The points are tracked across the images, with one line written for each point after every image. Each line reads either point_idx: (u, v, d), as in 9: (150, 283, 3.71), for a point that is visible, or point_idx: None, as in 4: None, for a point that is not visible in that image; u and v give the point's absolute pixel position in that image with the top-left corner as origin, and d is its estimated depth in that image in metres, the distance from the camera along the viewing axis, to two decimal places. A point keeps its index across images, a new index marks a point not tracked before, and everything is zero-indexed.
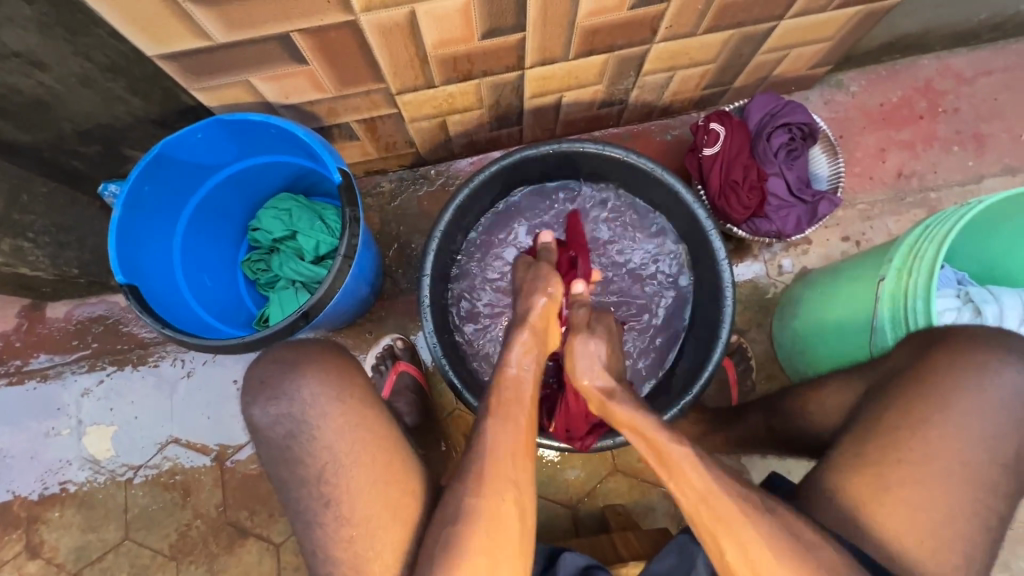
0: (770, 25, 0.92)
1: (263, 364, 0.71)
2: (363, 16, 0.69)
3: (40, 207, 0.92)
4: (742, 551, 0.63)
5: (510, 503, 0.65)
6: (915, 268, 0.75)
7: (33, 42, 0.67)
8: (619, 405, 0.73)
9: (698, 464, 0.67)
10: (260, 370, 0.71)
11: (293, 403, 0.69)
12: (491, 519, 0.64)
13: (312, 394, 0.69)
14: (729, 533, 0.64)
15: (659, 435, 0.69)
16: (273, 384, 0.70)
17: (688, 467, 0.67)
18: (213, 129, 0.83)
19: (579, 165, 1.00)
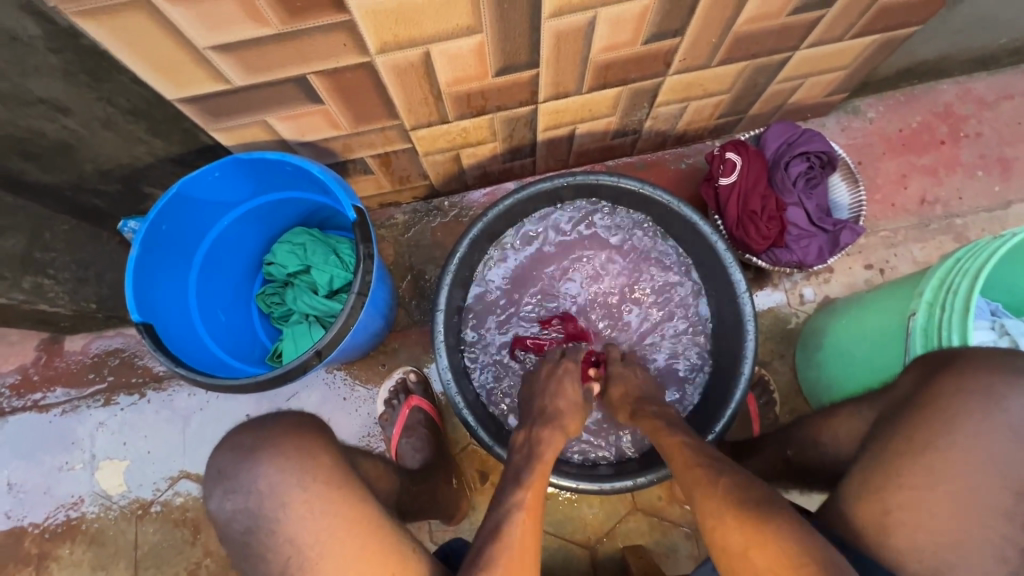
0: (785, 55, 0.92)
1: (222, 453, 0.70)
2: (378, 57, 0.70)
3: (60, 245, 0.93)
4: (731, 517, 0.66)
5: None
6: (949, 303, 0.71)
7: (58, 89, 0.69)
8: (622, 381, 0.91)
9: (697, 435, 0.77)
10: (219, 460, 0.69)
11: (249, 496, 0.67)
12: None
13: (267, 482, 0.66)
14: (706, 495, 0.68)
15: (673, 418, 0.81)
16: (232, 476, 0.67)
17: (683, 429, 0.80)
18: (230, 168, 0.84)
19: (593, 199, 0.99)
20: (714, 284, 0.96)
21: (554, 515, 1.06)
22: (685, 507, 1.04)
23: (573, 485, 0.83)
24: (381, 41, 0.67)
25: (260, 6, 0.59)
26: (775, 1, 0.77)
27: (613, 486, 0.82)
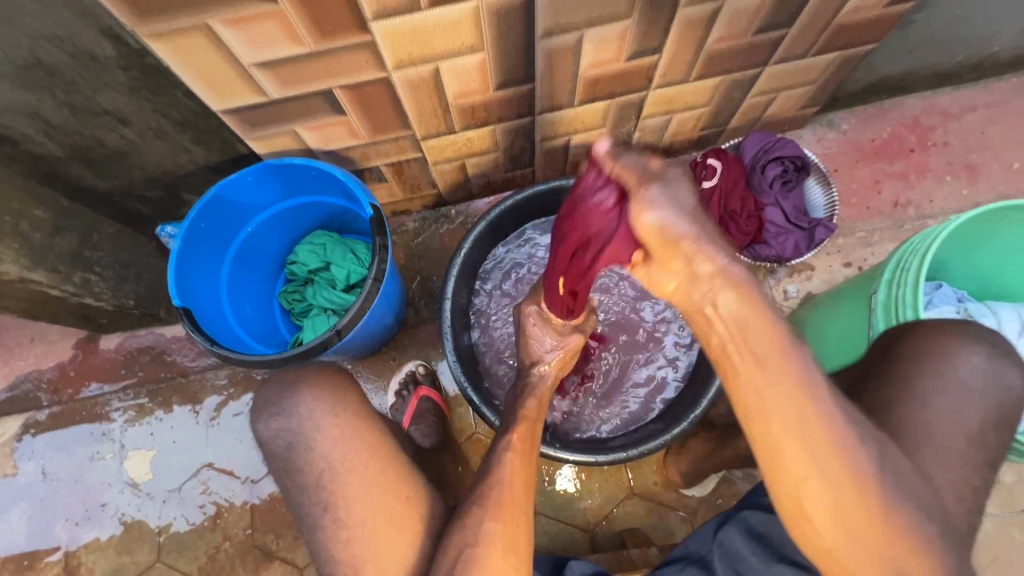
0: (756, 70, 1.02)
1: (270, 386, 0.78)
2: (394, 73, 0.81)
3: (106, 246, 1.04)
4: (830, 476, 0.55)
5: (513, 511, 0.68)
6: (903, 279, 0.79)
7: (122, 102, 0.80)
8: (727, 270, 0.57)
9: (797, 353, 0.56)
10: (267, 391, 0.78)
11: (292, 419, 0.75)
12: (488, 513, 0.67)
13: (308, 409, 0.75)
14: (829, 457, 0.55)
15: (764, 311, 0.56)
16: (277, 402, 0.76)
17: (793, 360, 0.55)
18: (262, 173, 0.95)
19: None
20: None
21: (555, 499, 1.11)
22: (679, 491, 1.09)
23: (569, 457, 0.91)
24: (398, 59, 0.79)
25: (298, 28, 0.70)
26: (740, 21, 0.88)
27: (607, 458, 0.90)
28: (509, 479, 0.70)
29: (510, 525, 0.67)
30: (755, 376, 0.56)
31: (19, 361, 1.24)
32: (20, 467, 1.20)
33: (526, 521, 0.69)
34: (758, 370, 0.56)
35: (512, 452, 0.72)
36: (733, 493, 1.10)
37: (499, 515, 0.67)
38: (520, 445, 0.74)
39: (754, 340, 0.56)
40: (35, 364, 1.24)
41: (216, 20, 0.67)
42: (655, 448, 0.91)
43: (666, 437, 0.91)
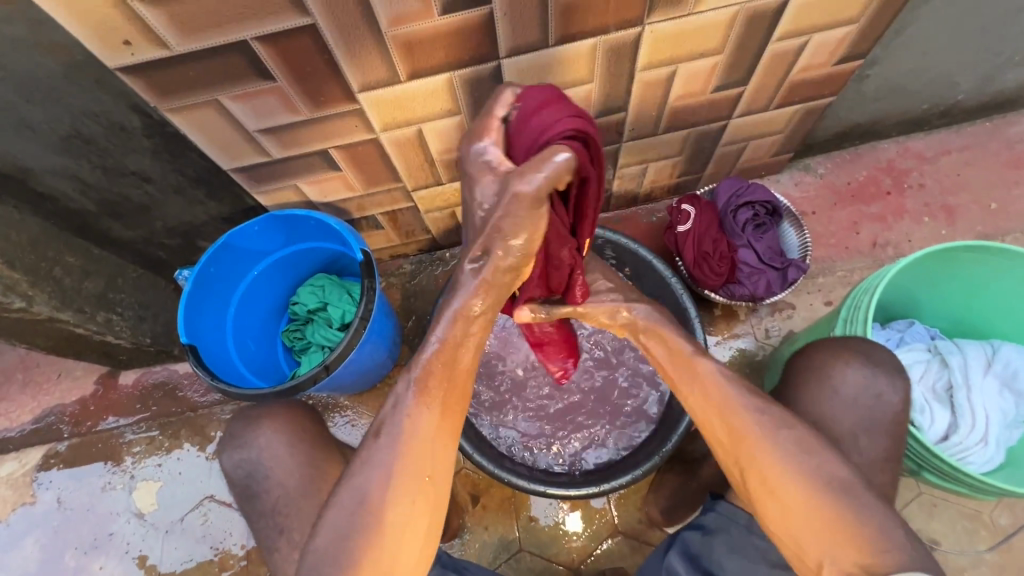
0: (722, 123, 1.10)
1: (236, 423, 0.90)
2: (382, 134, 0.92)
3: (128, 288, 1.15)
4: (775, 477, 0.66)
5: (418, 482, 0.67)
6: (856, 317, 0.84)
7: (146, 163, 0.92)
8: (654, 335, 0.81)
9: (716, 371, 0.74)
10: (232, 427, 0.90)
11: (251, 449, 0.87)
12: (382, 482, 0.66)
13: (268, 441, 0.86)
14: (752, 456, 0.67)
15: (683, 346, 0.78)
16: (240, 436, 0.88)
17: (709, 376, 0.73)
18: (267, 222, 1.05)
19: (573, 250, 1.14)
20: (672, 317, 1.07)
21: (539, 536, 1.13)
22: (663, 529, 1.10)
23: (542, 489, 0.95)
24: (385, 122, 0.89)
25: (295, 100, 0.81)
26: (696, 82, 0.96)
27: (577, 492, 0.93)
28: (415, 441, 0.67)
29: (414, 498, 0.67)
30: (687, 391, 0.75)
31: (45, 395, 1.34)
32: (38, 496, 1.27)
33: (430, 492, 0.68)
34: (700, 392, 0.73)
35: (421, 413, 0.68)
36: None
37: (404, 475, 0.66)
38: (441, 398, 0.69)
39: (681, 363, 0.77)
40: (59, 399, 1.33)
41: (225, 96, 0.78)
42: (624, 484, 0.94)
43: (635, 473, 0.93)
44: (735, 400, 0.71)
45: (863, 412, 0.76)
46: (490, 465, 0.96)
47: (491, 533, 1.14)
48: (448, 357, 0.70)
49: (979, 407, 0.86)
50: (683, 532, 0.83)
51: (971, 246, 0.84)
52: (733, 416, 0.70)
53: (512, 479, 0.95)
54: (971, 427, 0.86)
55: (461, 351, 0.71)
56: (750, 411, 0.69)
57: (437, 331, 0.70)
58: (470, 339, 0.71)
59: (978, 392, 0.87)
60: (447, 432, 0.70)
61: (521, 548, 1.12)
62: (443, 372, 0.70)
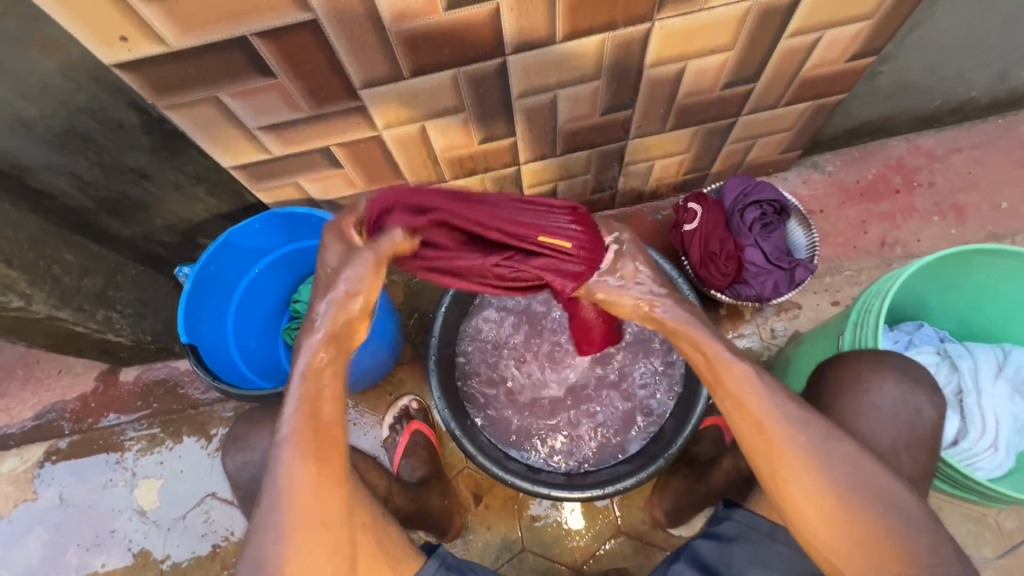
0: (730, 120, 1.08)
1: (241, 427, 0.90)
2: (384, 131, 0.90)
3: (128, 286, 1.14)
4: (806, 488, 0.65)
5: (310, 534, 0.64)
6: (867, 320, 0.82)
7: (144, 160, 0.90)
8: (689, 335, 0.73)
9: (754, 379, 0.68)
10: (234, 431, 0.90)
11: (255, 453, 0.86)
12: (275, 539, 0.63)
13: None
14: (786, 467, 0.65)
15: (717, 351, 0.71)
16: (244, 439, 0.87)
17: (746, 385, 0.68)
18: (268, 220, 1.03)
19: None
20: None
21: (542, 537, 1.12)
22: (667, 531, 1.10)
23: (547, 492, 0.94)
24: (388, 119, 0.87)
25: (296, 97, 0.79)
26: (705, 79, 0.94)
27: (582, 496, 0.93)
28: (296, 495, 0.64)
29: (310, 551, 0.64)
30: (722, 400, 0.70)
31: (46, 392, 1.33)
32: (39, 493, 1.27)
33: (327, 543, 0.65)
34: (739, 403, 0.68)
35: (294, 469, 0.65)
36: None
37: (298, 528, 0.64)
38: (313, 445, 0.66)
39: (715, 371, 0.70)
40: (60, 395, 1.33)
41: (224, 93, 0.76)
42: (630, 486, 0.93)
43: (641, 476, 0.93)
44: (771, 410, 0.67)
45: (874, 417, 0.75)
46: (493, 466, 0.95)
47: (494, 533, 1.14)
48: (311, 409, 0.67)
49: (989, 412, 0.85)
50: (696, 540, 0.83)
51: (985, 249, 0.82)
52: (769, 428, 0.66)
53: (517, 482, 0.94)
54: (981, 432, 0.84)
55: (322, 398, 0.68)
56: (787, 424, 0.66)
57: (293, 388, 0.67)
58: (329, 389, 0.69)
59: (988, 397, 0.85)
60: (330, 479, 0.67)
61: (524, 548, 1.12)
62: (313, 425, 0.67)
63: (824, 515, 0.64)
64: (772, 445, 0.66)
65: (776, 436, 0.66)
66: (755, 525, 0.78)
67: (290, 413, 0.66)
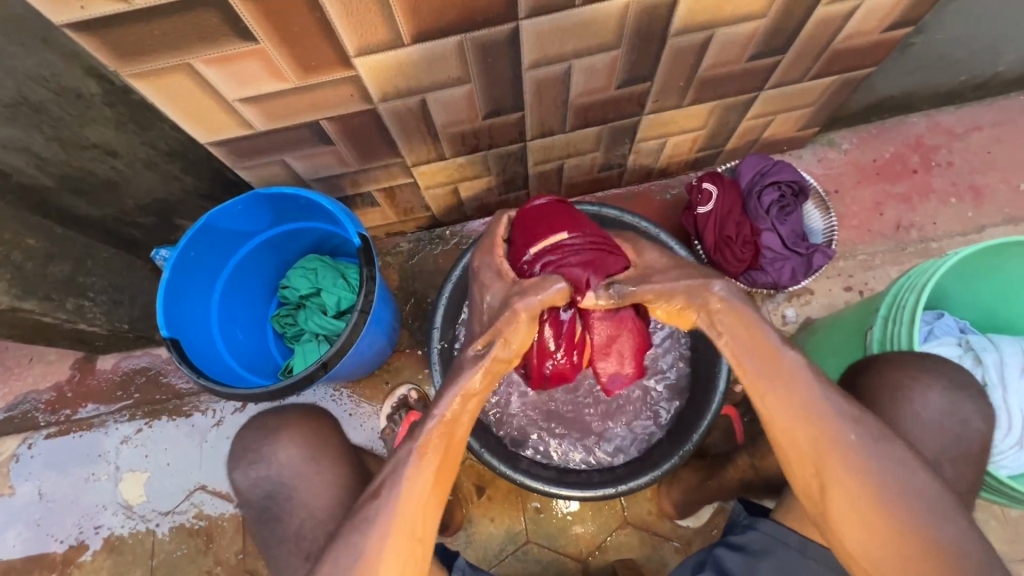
0: (752, 95, 1.01)
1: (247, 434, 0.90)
2: (381, 105, 0.81)
3: (100, 270, 1.05)
4: (851, 498, 0.64)
5: (409, 543, 0.67)
6: (899, 316, 0.77)
7: (110, 135, 0.80)
8: (742, 335, 0.69)
9: (813, 382, 0.66)
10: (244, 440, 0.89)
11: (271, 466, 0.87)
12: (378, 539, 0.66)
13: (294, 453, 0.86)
14: (834, 472, 0.64)
15: (780, 351, 0.68)
16: (257, 449, 0.88)
17: (807, 382, 0.66)
18: (252, 201, 0.94)
19: None
20: None
21: (547, 528, 1.10)
22: (674, 522, 1.08)
23: (557, 491, 0.91)
24: (384, 91, 0.78)
25: (281, 66, 0.70)
26: (732, 49, 0.86)
27: (595, 494, 0.89)
28: (408, 501, 0.67)
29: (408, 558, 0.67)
30: (771, 397, 0.67)
31: (17, 381, 1.25)
32: (16, 487, 1.20)
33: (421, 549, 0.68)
34: (790, 405, 0.66)
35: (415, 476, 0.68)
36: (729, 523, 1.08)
37: (397, 534, 0.67)
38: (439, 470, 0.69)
39: (775, 369, 0.67)
40: (32, 385, 1.25)
41: (198, 60, 0.67)
42: (643, 485, 0.90)
43: (656, 474, 0.90)
44: (828, 409, 0.65)
45: (903, 419, 0.72)
46: (501, 465, 0.91)
47: (498, 525, 1.11)
48: (447, 428, 0.69)
49: (1014, 408, 0.82)
50: (715, 548, 0.81)
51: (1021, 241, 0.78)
52: (824, 429, 0.65)
53: (528, 481, 0.90)
54: (1006, 429, 0.82)
55: (457, 425, 0.70)
56: (844, 426, 0.65)
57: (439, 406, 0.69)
58: (467, 415, 0.71)
59: (1015, 393, 0.83)
60: (436, 502, 0.69)
61: (528, 539, 1.10)
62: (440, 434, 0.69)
63: (868, 525, 0.63)
64: (827, 454, 0.65)
65: (831, 447, 0.65)
66: (780, 536, 0.76)
67: (428, 431, 0.69)
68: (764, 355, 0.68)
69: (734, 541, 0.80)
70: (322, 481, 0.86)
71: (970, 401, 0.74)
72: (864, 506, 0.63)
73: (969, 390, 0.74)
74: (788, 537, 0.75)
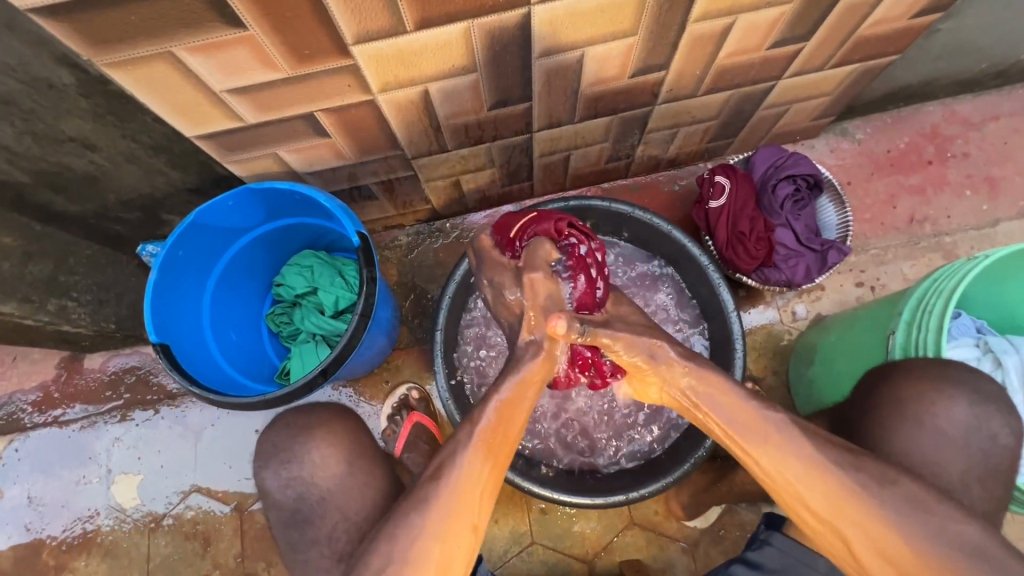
0: (769, 84, 0.96)
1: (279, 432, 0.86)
2: (380, 96, 0.76)
3: (83, 268, 0.99)
4: (867, 536, 0.61)
5: (460, 526, 0.66)
6: (925, 321, 0.75)
7: (87, 128, 0.74)
8: (712, 406, 0.70)
9: (792, 436, 0.66)
10: (274, 438, 0.86)
11: (281, 477, 0.84)
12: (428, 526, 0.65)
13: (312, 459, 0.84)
14: (846, 515, 0.62)
15: (747, 404, 0.69)
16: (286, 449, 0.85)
17: (785, 435, 0.66)
18: (243, 196, 0.89)
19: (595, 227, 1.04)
20: (705, 305, 0.99)
21: (552, 529, 1.08)
22: (681, 522, 1.07)
23: (567, 499, 0.88)
24: (384, 82, 0.73)
25: (272, 54, 0.64)
26: (753, 36, 0.81)
27: (606, 502, 0.87)
28: (463, 485, 0.67)
29: (458, 544, 0.66)
30: (760, 459, 0.66)
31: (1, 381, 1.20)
32: (4, 491, 1.17)
33: (473, 535, 0.67)
34: (778, 461, 0.65)
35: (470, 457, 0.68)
36: (736, 523, 1.07)
37: (457, 517, 0.66)
38: (494, 456, 0.70)
39: (754, 431, 0.67)
40: (17, 385, 1.20)
41: (181, 47, 0.61)
42: (654, 492, 0.88)
43: (667, 481, 0.87)
44: (816, 459, 0.64)
45: None
46: (508, 471, 0.88)
47: (502, 526, 1.09)
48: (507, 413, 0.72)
49: None
50: (731, 565, 0.81)
51: None
52: (821, 476, 0.63)
53: (535, 487, 0.87)
54: None
55: (515, 412, 0.73)
56: (838, 471, 0.63)
57: (500, 389, 0.73)
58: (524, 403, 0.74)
59: None
60: (490, 490, 0.69)
61: (533, 540, 1.08)
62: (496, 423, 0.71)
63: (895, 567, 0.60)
64: (831, 498, 0.62)
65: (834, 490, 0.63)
66: (797, 554, 0.77)
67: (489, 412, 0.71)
68: (742, 420, 0.68)
69: (752, 558, 0.79)
70: (323, 491, 0.83)
71: (994, 409, 0.72)
72: (864, 516, 0.61)
73: (992, 398, 0.72)
74: (806, 556, 0.76)
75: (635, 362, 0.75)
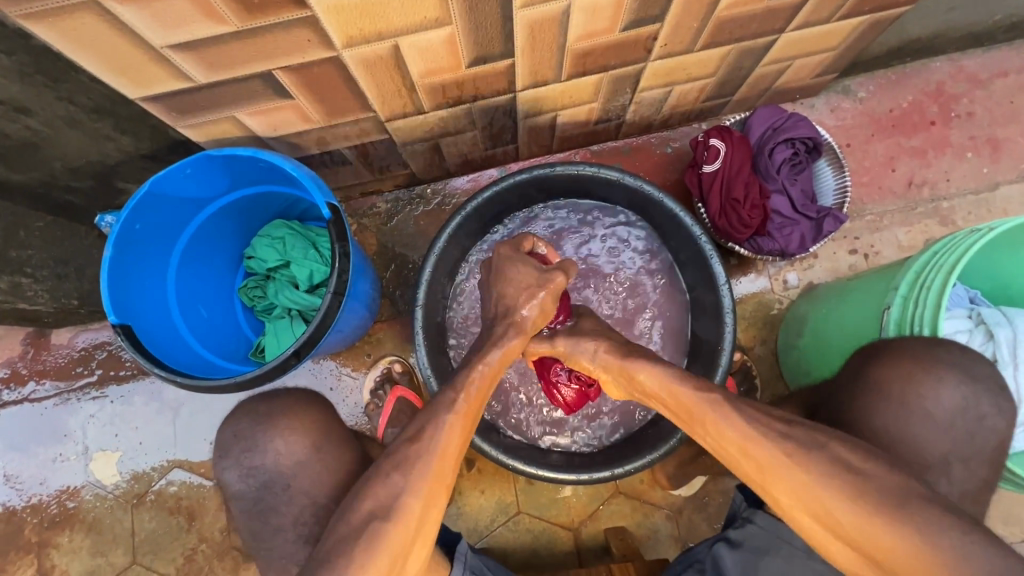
0: (772, 37, 0.89)
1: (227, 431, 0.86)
2: (345, 52, 0.68)
3: (37, 242, 0.92)
4: None
5: (436, 488, 0.65)
6: (922, 298, 0.72)
7: (16, 89, 0.66)
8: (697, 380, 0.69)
9: (728, 411, 0.65)
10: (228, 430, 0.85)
11: (265, 454, 0.83)
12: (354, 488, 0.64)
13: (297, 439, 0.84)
14: (774, 477, 0.61)
15: (680, 387, 0.69)
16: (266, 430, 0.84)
17: (719, 415, 0.65)
18: (202, 164, 0.82)
19: (591, 192, 0.99)
20: (700, 294, 0.96)
21: (539, 498, 1.09)
22: (666, 490, 1.08)
23: (549, 474, 0.86)
24: (347, 36, 0.65)
25: (216, 4, 0.57)
26: None
27: (592, 478, 0.85)
28: (444, 446, 0.66)
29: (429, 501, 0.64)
30: (702, 436, 0.67)
31: None
32: None
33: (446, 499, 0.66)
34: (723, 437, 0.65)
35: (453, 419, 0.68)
36: (720, 490, 1.08)
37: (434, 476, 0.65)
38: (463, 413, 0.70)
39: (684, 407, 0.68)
40: None
41: None
42: (639, 468, 0.86)
43: (651, 458, 0.85)
44: (752, 431, 0.63)
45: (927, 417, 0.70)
46: (491, 450, 0.86)
47: (489, 496, 1.09)
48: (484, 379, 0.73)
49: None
50: (715, 545, 0.83)
51: None
52: (751, 447, 0.62)
53: (519, 466, 0.86)
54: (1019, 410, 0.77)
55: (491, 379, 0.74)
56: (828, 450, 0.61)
57: (487, 358, 0.75)
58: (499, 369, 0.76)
59: None
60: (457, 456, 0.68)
61: (520, 510, 1.09)
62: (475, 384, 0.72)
63: None
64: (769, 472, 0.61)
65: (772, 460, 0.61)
66: (777, 531, 0.79)
67: (477, 377, 0.73)
68: (682, 405, 0.69)
69: (734, 536, 0.82)
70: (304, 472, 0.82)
71: (987, 386, 0.71)
72: None
73: (981, 376, 0.71)
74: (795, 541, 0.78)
75: (608, 366, 0.77)
